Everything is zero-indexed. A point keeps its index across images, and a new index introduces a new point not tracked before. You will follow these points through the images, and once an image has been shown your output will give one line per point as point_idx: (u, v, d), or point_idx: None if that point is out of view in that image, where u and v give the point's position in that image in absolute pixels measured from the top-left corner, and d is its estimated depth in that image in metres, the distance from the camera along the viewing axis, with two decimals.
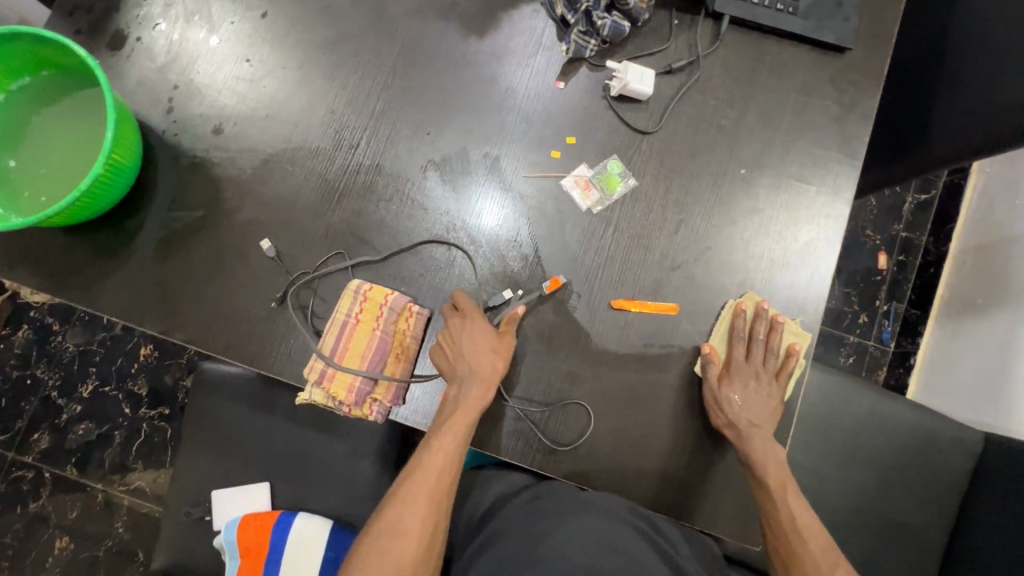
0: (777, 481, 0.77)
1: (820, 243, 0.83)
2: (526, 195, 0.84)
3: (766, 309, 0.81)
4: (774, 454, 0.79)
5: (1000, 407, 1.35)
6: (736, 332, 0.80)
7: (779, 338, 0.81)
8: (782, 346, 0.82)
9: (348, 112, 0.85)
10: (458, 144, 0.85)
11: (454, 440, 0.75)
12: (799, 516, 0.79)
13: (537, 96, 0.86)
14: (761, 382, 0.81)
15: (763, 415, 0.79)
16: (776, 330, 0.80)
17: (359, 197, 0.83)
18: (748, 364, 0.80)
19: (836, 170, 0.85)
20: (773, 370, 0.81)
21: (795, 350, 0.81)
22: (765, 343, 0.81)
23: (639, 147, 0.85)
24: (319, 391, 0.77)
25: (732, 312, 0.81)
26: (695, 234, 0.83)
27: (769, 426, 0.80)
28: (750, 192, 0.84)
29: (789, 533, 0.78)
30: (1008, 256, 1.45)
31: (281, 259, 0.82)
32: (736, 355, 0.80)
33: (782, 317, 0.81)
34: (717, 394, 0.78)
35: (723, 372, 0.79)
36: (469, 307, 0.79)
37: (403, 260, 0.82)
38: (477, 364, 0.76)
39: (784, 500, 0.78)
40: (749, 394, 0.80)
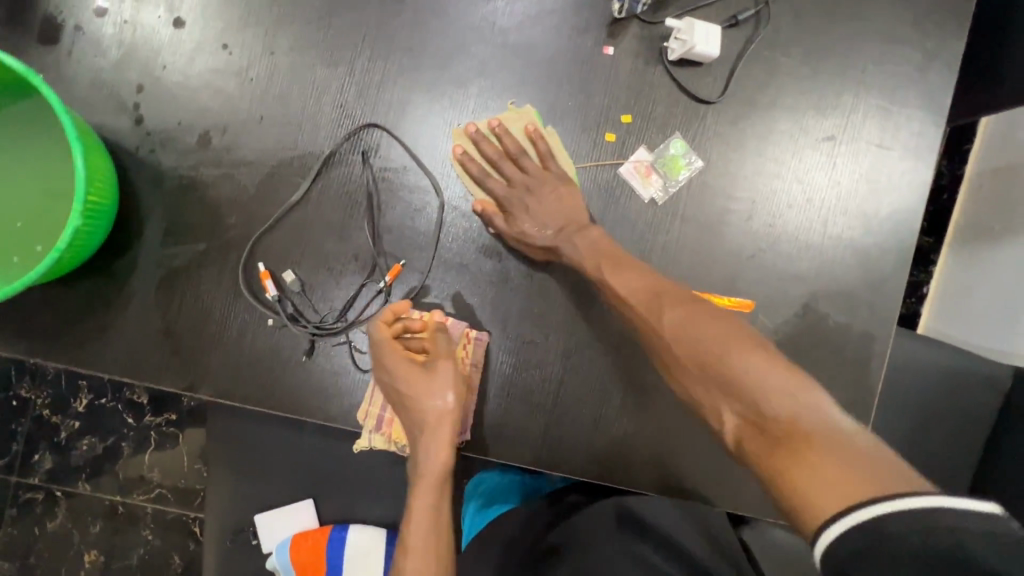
0: (593, 258, 0.68)
1: (902, 216, 0.77)
2: (581, 188, 0.73)
3: (475, 131, 0.72)
4: (602, 243, 0.69)
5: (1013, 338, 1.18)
6: (476, 164, 0.72)
7: (511, 136, 0.72)
8: (523, 135, 0.73)
9: (362, 106, 0.71)
10: (497, 134, 0.73)
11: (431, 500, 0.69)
12: (674, 325, 0.62)
13: (582, 67, 0.73)
14: (538, 186, 0.72)
15: (563, 208, 0.71)
16: (501, 130, 0.72)
17: (390, 209, 0.71)
18: (514, 180, 0.72)
19: (918, 130, 0.76)
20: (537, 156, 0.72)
21: (531, 129, 0.72)
22: (507, 154, 0.73)
23: (702, 121, 0.74)
24: (379, 437, 0.69)
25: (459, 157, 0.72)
26: (769, 217, 0.75)
27: (572, 212, 0.71)
28: (826, 163, 0.76)
29: (684, 356, 0.61)
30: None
31: (307, 292, 0.70)
32: (495, 181, 0.72)
33: (510, 121, 0.73)
34: (513, 236, 0.71)
35: (503, 212, 0.71)
36: (383, 348, 0.67)
37: (449, 278, 0.72)
38: (417, 418, 0.67)
39: (602, 272, 0.67)
40: (535, 204, 0.71)
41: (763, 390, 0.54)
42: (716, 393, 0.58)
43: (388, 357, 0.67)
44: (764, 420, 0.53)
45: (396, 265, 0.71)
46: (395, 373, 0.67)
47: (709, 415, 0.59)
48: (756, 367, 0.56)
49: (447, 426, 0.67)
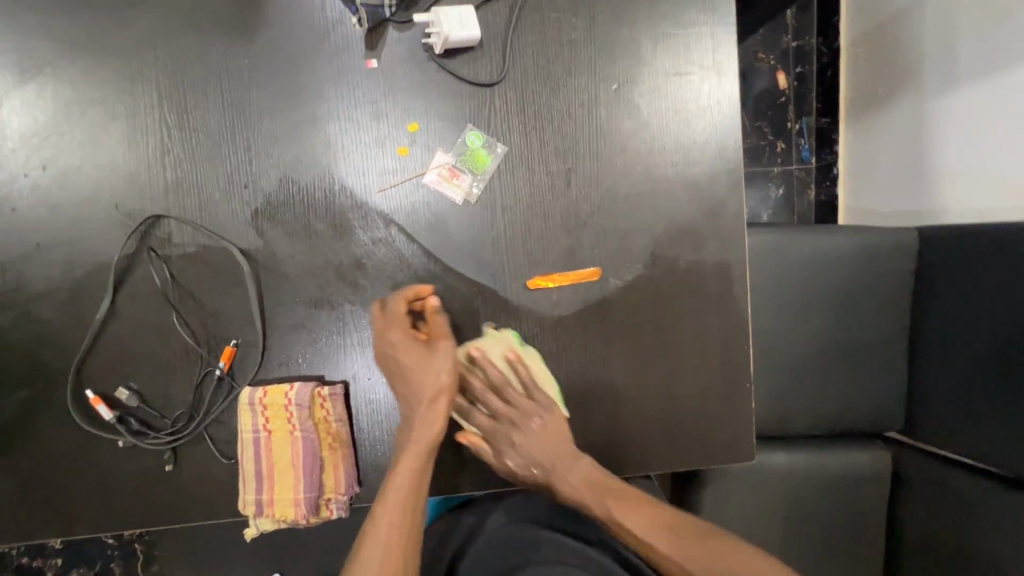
0: (593, 496, 0.70)
1: (721, 135, 0.74)
2: (392, 211, 0.71)
3: (467, 355, 0.71)
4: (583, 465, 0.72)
5: (930, 192, 1.24)
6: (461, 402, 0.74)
7: (491, 368, 0.72)
8: (501, 364, 0.72)
9: (136, 200, 0.67)
10: (287, 184, 0.69)
11: (417, 458, 0.66)
12: (644, 523, 0.69)
13: (351, 88, 0.69)
14: (518, 424, 0.72)
15: (553, 444, 0.71)
16: (484, 364, 0.71)
17: (204, 294, 0.68)
18: (509, 409, 0.73)
19: (711, 43, 0.74)
20: (519, 396, 0.73)
21: (519, 362, 0.71)
22: (503, 383, 0.73)
23: (491, 105, 0.71)
24: (265, 520, 0.67)
25: (461, 371, 0.72)
26: (590, 179, 0.73)
27: (562, 447, 0.71)
28: (629, 107, 0.73)
29: (646, 543, 0.68)
30: (905, 32, 1.28)
31: (147, 404, 0.68)
32: (472, 420, 0.73)
33: (492, 349, 0.71)
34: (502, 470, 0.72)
35: (491, 445, 0.72)
36: (395, 311, 0.68)
37: (289, 341, 0.70)
38: (415, 390, 0.67)
39: (586, 497, 0.70)
40: (528, 445, 0.71)
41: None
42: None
43: (395, 325, 0.68)
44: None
45: (228, 346, 0.68)
46: (401, 344, 0.67)
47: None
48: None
49: (443, 403, 0.67)
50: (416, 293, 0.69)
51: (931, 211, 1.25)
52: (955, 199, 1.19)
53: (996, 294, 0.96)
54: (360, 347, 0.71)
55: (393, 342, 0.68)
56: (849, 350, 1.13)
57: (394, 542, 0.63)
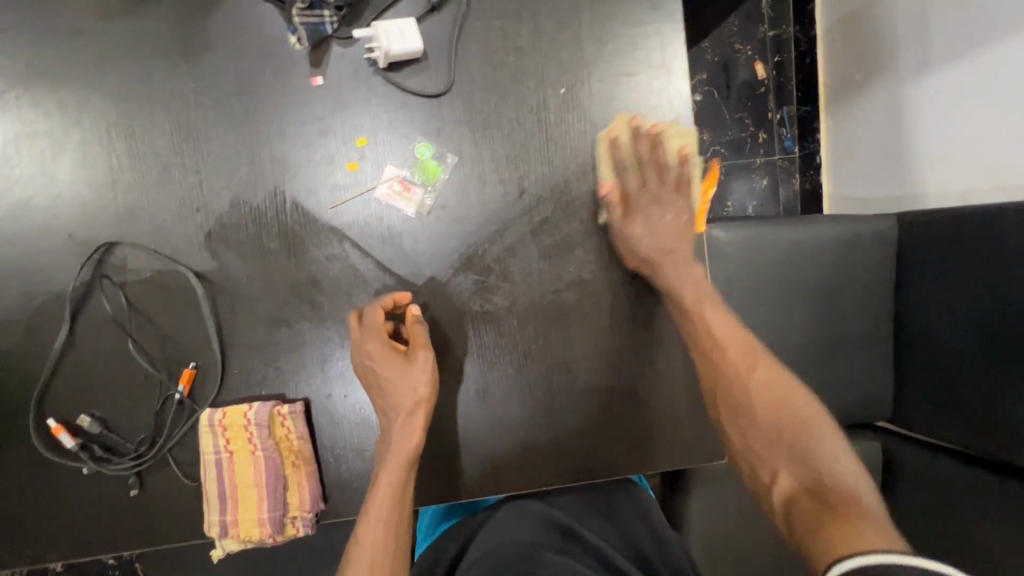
0: (694, 294, 0.72)
1: (673, 133, 0.74)
2: (346, 226, 0.71)
3: (639, 126, 0.73)
4: (689, 272, 0.74)
5: (911, 177, 1.23)
6: (620, 159, 0.73)
7: (663, 150, 0.74)
8: (674, 154, 0.75)
9: (89, 229, 0.67)
10: (238, 204, 0.69)
11: (397, 473, 0.67)
12: (723, 330, 0.71)
13: (298, 106, 0.69)
14: (663, 202, 0.75)
15: (672, 234, 0.74)
16: (659, 143, 0.73)
17: (162, 318, 0.69)
18: (644, 190, 0.74)
19: (660, 42, 0.73)
20: (673, 183, 0.76)
21: (686, 154, 0.74)
22: (653, 162, 0.74)
23: (440, 115, 0.71)
24: (231, 541, 0.68)
25: (608, 143, 0.73)
26: (543, 184, 0.73)
27: (680, 242, 0.74)
28: (579, 110, 0.73)
29: (715, 351, 0.71)
30: (879, 17, 1.26)
31: (110, 430, 0.68)
32: (628, 181, 0.74)
33: (670, 134, 0.75)
34: (620, 237, 0.72)
35: (623, 211, 0.73)
36: (373, 320, 0.69)
37: (248, 362, 0.70)
38: (392, 403, 0.68)
39: (688, 319, 0.72)
40: (652, 224, 0.74)
41: (830, 466, 0.62)
42: (767, 443, 0.66)
43: (372, 336, 0.68)
44: (814, 487, 0.61)
45: (187, 369, 0.68)
46: (377, 357, 0.69)
47: (760, 475, 0.66)
48: (812, 441, 0.64)
49: (421, 414, 0.68)
50: (393, 301, 0.70)
51: (913, 196, 1.22)
52: (936, 183, 1.17)
53: (973, 279, 0.94)
54: (339, 360, 0.71)
55: (370, 355, 0.69)
56: (833, 341, 1.10)
57: (379, 555, 0.65)
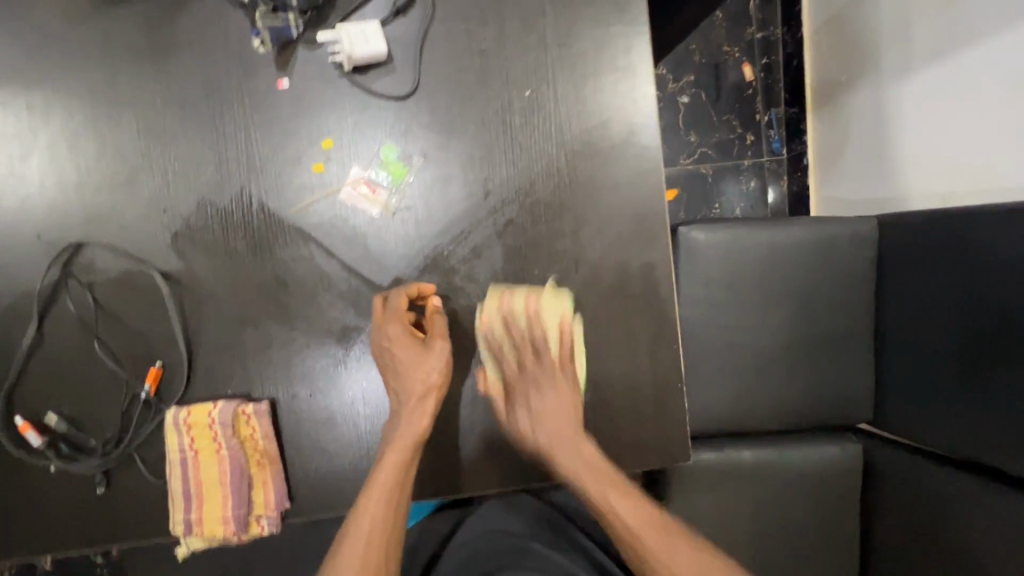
0: (594, 485, 0.71)
1: (638, 136, 0.75)
2: (311, 227, 0.71)
3: (496, 314, 0.73)
4: (578, 445, 0.73)
5: (893, 179, 1.22)
6: (495, 346, 0.75)
7: (517, 323, 0.74)
8: (553, 329, 0.74)
9: (57, 228, 0.68)
10: (204, 205, 0.70)
11: (403, 453, 0.69)
12: (637, 518, 0.71)
13: (264, 108, 0.70)
14: (546, 382, 0.75)
15: (563, 417, 0.73)
16: (513, 321, 0.74)
17: (128, 317, 0.70)
18: (523, 377, 0.75)
19: (625, 46, 0.74)
20: (550, 362, 0.75)
21: (565, 326, 0.74)
22: (524, 338, 0.75)
23: (405, 117, 0.72)
24: (195, 537, 0.69)
25: (484, 325, 0.74)
26: (508, 186, 0.73)
27: (569, 424, 0.73)
28: (544, 113, 0.73)
29: (631, 539, 0.71)
30: (863, 19, 1.26)
31: (77, 428, 0.69)
32: (505, 366, 0.76)
33: (546, 310, 0.74)
34: (512, 430, 0.74)
35: (507, 402, 0.75)
36: (396, 305, 0.70)
37: (213, 361, 0.70)
38: (405, 387, 0.70)
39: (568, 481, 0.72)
40: (545, 406, 0.74)
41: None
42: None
43: (394, 318, 0.69)
44: None
45: (153, 368, 0.69)
46: (396, 341, 0.70)
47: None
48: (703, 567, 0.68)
49: (431, 403, 0.70)
50: (417, 289, 0.71)
51: (895, 199, 1.22)
52: (918, 185, 1.16)
53: (948, 281, 0.94)
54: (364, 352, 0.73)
55: (390, 338, 0.70)
56: (814, 344, 1.09)
57: (376, 532, 0.67)
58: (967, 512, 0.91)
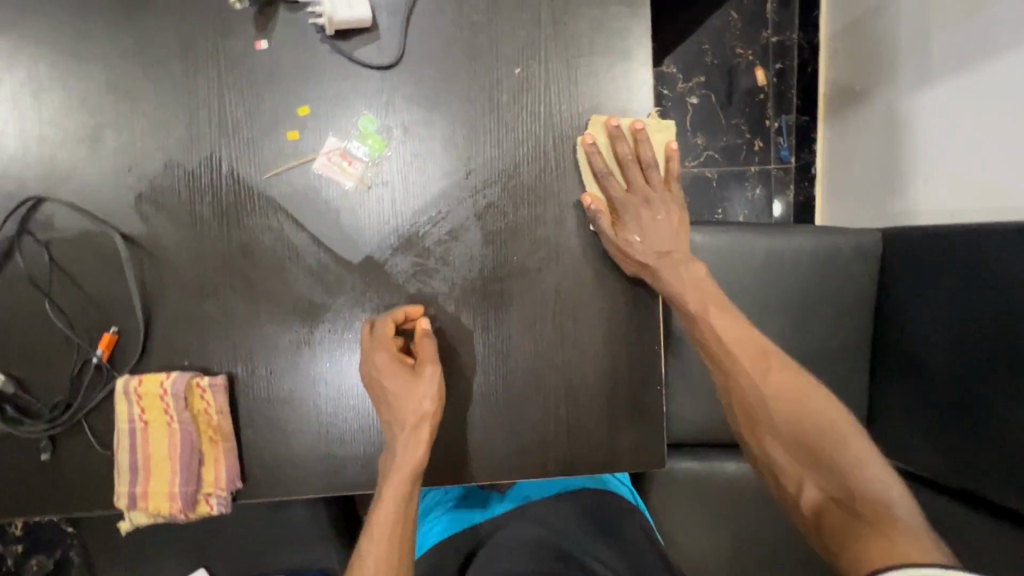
0: (695, 296, 0.69)
1: (631, 123, 0.71)
2: (282, 197, 0.68)
3: (611, 130, 0.70)
4: (691, 273, 0.70)
5: (903, 193, 1.18)
6: (601, 164, 0.70)
7: (626, 145, 0.71)
8: (661, 150, 0.72)
9: (17, 181, 0.66)
10: (171, 166, 0.67)
11: (399, 489, 0.64)
12: (734, 337, 0.67)
13: (240, 69, 0.67)
14: (655, 206, 0.72)
15: (671, 235, 0.72)
16: (635, 139, 0.71)
17: (85, 280, 0.67)
18: (631, 196, 0.71)
19: (623, 27, 0.70)
20: (660, 184, 0.73)
21: (672, 149, 0.72)
22: (632, 159, 0.72)
23: (388, 87, 0.68)
24: (139, 513, 0.66)
25: (588, 146, 0.70)
26: (491, 167, 0.70)
27: (678, 242, 0.72)
28: (534, 92, 0.70)
29: (725, 357, 0.67)
30: (880, 25, 1.22)
31: (24, 391, 0.66)
32: (614, 185, 0.71)
33: (652, 130, 0.72)
34: (620, 243, 0.70)
35: (613, 218, 0.71)
36: (383, 331, 0.67)
37: (170, 329, 0.67)
38: (397, 416, 0.66)
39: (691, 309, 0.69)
40: (650, 227, 0.71)
41: (857, 469, 0.59)
42: (786, 446, 0.63)
43: (382, 347, 0.67)
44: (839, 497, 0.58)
45: (107, 334, 0.66)
46: (384, 369, 0.66)
47: (784, 483, 0.63)
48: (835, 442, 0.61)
49: (425, 431, 0.66)
50: (406, 313, 0.68)
51: (904, 213, 1.18)
52: (927, 200, 1.12)
53: (954, 301, 0.90)
54: (349, 324, 0.70)
55: (377, 369, 0.67)
56: (807, 357, 1.05)
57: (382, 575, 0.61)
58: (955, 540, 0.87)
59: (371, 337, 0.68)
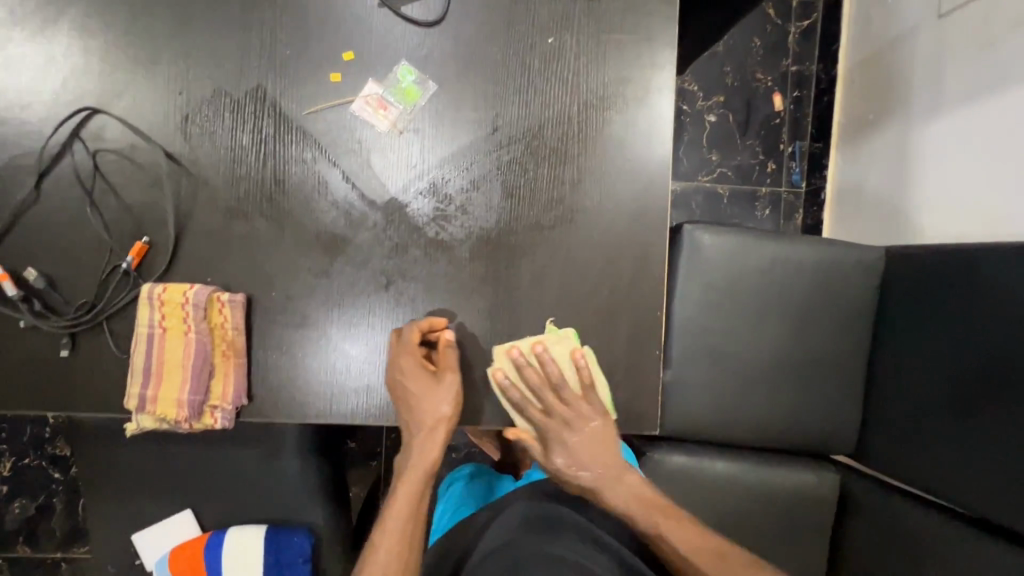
0: (640, 512, 0.66)
1: (651, 100, 0.75)
2: (317, 133, 0.72)
3: (518, 359, 0.71)
4: (626, 483, 0.68)
5: (907, 218, 1.21)
6: (516, 396, 0.71)
7: (553, 368, 0.70)
8: (568, 360, 0.71)
9: (75, 92, 0.70)
10: (219, 93, 0.71)
11: (415, 487, 0.67)
12: (689, 543, 0.63)
13: (293, 13, 0.72)
14: (578, 421, 0.70)
15: (603, 450, 0.69)
16: (544, 360, 0.70)
17: (124, 190, 0.71)
18: (556, 414, 0.71)
19: (653, 11, 0.75)
20: (578, 392, 0.71)
21: (578, 357, 0.71)
22: (546, 384, 0.71)
23: (428, 42, 0.73)
24: (146, 416, 0.68)
25: (499, 382, 0.72)
26: (516, 125, 0.74)
27: (610, 456, 0.69)
28: (563, 59, 0.74)
29: (687, 570, 0.63)
30: (896, 56, 1.27)
31: (53, 287, 0.70)
32: (534, 412, 0.71)
33: (554, 345, 0.72)
34: (554, 472, 0.70)
35: (542, 446, 0.71)
36: (411, 338, 0.70)
37: (197, 245, 0.71)
38: (417, 416, 0.69)
39: (649, 527, 0.65)
40: (577, 447, 0.70)
41: None
42: None
43: (409, 354, 0.70)
44: None
45: (139, 242, 0.70)
46: (409, 371, 0.70)
47: None
48: None
49: (441, 434, 0.69)
50: (431, 324, 0.72)
51: (906, 236, 1.21)
52: (931, 226, 1.15)
53: (952, 317, 0.91)
54: (367, 261, 0.73)
55: (403, 372, 0.70)
56: (804, 364, 1.07)
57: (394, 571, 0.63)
58: (933, 536, 0.89)
59: (395, 349, 0.71)
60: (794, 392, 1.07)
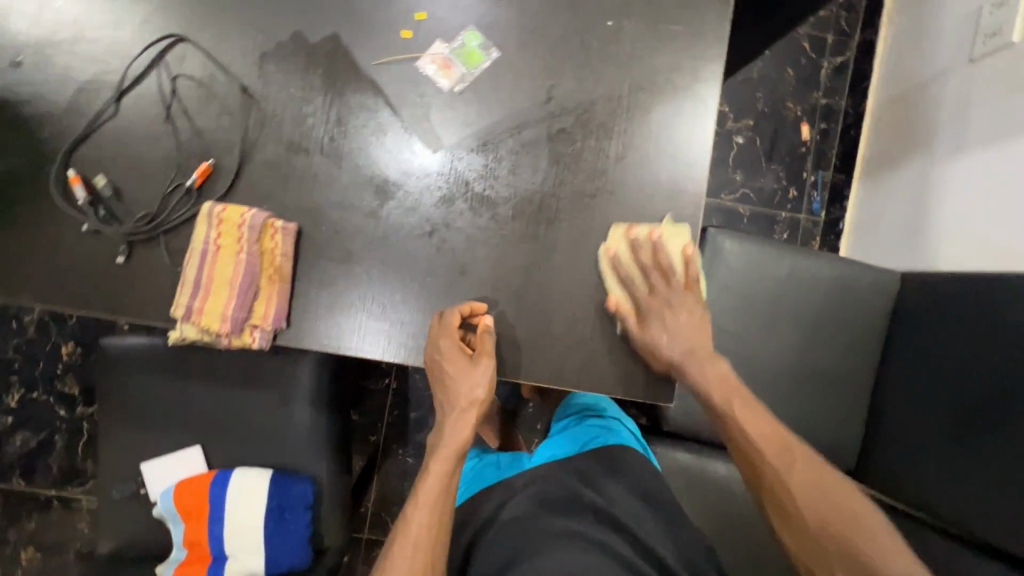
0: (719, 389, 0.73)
1: (698, 87, 0.79)
2: (382, 83, 0.77)
3: (635, 238, 0.76)
4: (715, 368, 0.74)
5: (924, 248, 1.25)
6: (621, 270, 0.76)
7: (665, 253, 0.76)
8: (678, 255, 0.76)
9: (163, 20, 0.75)
10: (296, 37, 0.76)
11: (445, 463, 0.71)
12: (763, 431, 0.70)
13: None
14: (676, 304, 0.76)
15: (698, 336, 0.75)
16: (659, 246, 0.75)
17: (197, 115, 0.75)
18: (655, 296, 0.75)
19: (707, 9, 0.80)
20: (682, 284, 0.76)
21: (689, 255, 0.76)
22: (653, 265, 0.76)
23: (495, 13, 0.78)
24: (190, 326, 0.71)
25: (609, 257, 0.77)
26: (569, 96, 0.78)
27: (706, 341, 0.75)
28: (620, 41, 0.79)
29: (754, 450, 0.69)
30: (924, 94, 1.31)
31: (119, 197, 0.74)
32: (637, 288, 0.76)
33: (668, 239, 0.76)
34: (645, 342, 0.75)
35: (637, 319, 0.76)
36: (451, 321, 0.73)
37: (258, 174, 0.75)
38: (452, 396, 0.73)
39: (727, 404, 0.72)
40: (673, 326, 0.75)
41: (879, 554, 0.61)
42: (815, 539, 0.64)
43: (449, 338, 0.73)
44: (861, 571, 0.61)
45: (205, 163, 0.74)
46: (447, 353, 0.73)
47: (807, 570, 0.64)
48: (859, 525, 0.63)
49: (472, 414, 0.73)
50: (472, 309, 0.75)
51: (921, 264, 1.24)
52: (947, 257, 1.18)
53: (958, 340, 0.92)
54: (416, 206, 0.77)
55: (442, 354, 0.73)
56: (814, 375, 1.08)
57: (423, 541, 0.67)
58: (924, 546, 0.91)
59: (435, 332, 0.74)
60: (801, 402, 1.08)
